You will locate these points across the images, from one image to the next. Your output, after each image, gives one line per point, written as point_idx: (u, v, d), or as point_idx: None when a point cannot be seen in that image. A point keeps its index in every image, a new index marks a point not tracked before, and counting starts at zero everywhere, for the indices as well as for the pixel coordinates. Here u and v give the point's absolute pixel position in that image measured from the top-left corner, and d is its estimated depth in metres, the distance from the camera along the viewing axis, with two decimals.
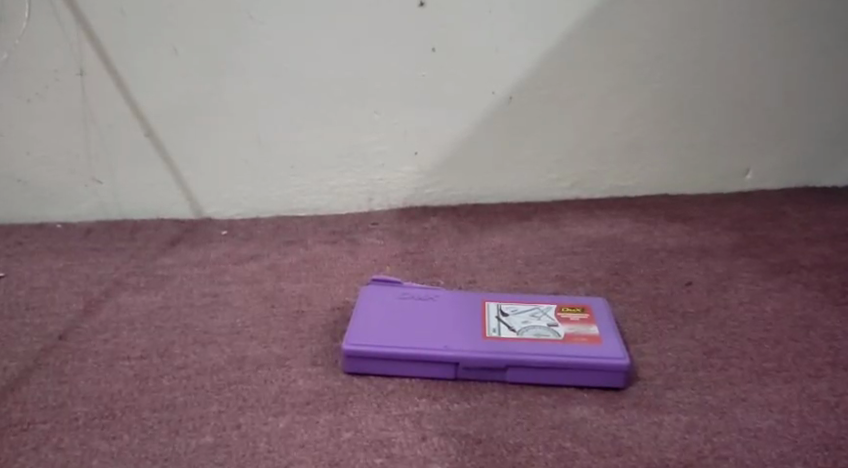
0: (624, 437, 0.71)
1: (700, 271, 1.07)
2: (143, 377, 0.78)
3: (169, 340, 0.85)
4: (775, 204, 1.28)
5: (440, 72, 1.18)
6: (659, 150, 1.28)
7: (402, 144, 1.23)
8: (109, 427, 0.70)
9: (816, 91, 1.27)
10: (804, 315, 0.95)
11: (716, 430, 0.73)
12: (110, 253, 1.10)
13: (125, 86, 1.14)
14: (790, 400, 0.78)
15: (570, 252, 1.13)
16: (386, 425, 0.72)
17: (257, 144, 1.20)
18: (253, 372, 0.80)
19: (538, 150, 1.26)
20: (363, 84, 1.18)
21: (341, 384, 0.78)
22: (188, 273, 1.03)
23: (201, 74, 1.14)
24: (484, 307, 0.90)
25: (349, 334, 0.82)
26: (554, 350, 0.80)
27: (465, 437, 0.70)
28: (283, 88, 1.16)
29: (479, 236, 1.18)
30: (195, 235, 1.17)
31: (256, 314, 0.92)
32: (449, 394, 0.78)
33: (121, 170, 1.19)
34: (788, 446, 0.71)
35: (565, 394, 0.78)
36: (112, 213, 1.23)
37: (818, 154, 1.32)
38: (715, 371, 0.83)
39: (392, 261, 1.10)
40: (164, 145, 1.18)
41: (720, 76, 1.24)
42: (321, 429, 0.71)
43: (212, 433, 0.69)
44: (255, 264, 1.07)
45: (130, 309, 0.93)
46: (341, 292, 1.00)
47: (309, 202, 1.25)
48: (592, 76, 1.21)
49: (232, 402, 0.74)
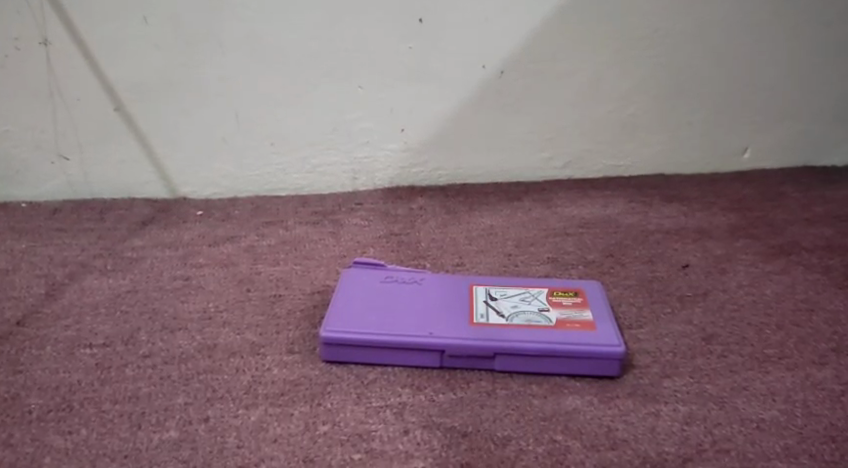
0: (620, 429, 0.67)
1: (698, 254, 1.02)
2: (105, 366, 0.73)
3: (135, 326, 0.80)
4: (774, 184, 1.24)
5: (428, 45, 1.12)
6: (655, 129, 1.23)
7: (387, 122, 1.17)
8: (65, 421, 0.65)
9: (817, 66, 1.22)
10: (806, 299, 0.91)
11: (716, 421, 0.69)
12: (77, 234, 1.04)
13: (93, 57, 1.07)
14: (794, 388, 0.74)
15: (562, 234, 1.08)
16: (366, 418, 0.67)
17: (235, 121, 1.14)
18: (224, 361, 0.74)
19: (529, 128, 1.21)
20: (346, 57, 1.12)
21: (319, 373, 0.73)
22: (160, 255, 0.98)
23: (173, 45, 1.07)
24: (472, 291, 0.85)
25: (328, 319, 0.77)
26: (544, 337, 0.75)
27: (450, 431, 0.66)
28: (263, 60, 1.10)
29: (468, 217, 1.13)
30: (169, 215, 1.11)
31: (230, 299, 0.87)
32: (434, 383, 0.73)
33: (91, 146, 1.13)
34: (793, 438, 0.66)
35: (556, 383, 0.74)
36: (82, 192, 1.17)
37: (817, 133, 1.27)
38: (714, 358, 0.79)
39: (376, 242, 1.05)
40: (136, 121, 1.12)
41: (720, 52, 1.19)
42: (296, 422, 0.66)
43: (177, 427, 0.64)
44: (231, 246, 1.02)
45: (95, 293, 0.87)
46: (322, 275, 0.95)
47: (290, 181, 1.20)
48: (586, 51, 1.16)
49: (200, 393, 0.69)
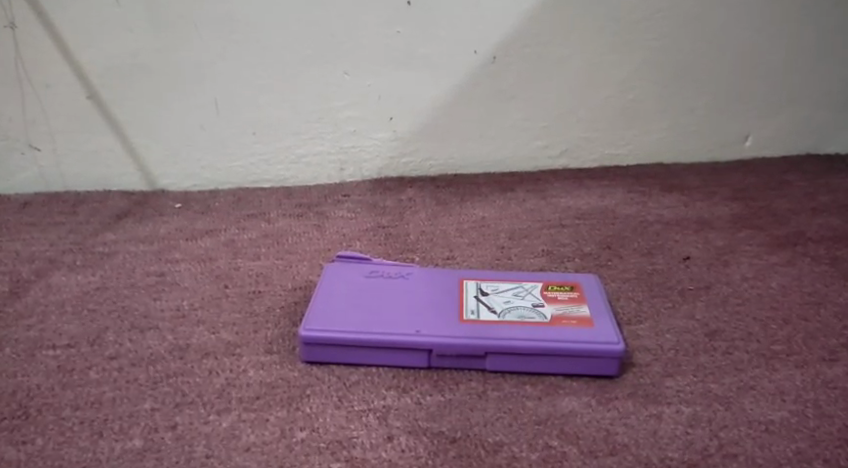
0: (620, 433, 0.62)
1: (699, 245, 0.98)
2: (67, 369, 0.68)
3: (102, 326, 0.75)
4: (777, 172, 1.19)
5: (417, 29, 1.07)
6: (654, 116, 1.19)
7: (375, 110, 1.12)
8: (19, 430, 0.60)
9: (819, 49, 1.17)
10: (813, 292, 0.87)
11: (722, 423, 0.64)
12: (47, 229, 0.99)
13: (63, 41, 1.02)
14: (805, 388, 0.69)
15: (558, 225, 1.03)
16: (347, 423, 0.62)
17: (214, 109, 1.09)
18: (197, 362, 0.70)
19: (523, 116, 1.16)
20: (331, 41, 1.06)
21: (298, 375, 0.69)
22: (133, 250, 0.93)
23: (148, 29, 1.02)
24: (462, 286, 0.80)
25: (308, 317, 0.72)
26: (538, 334, 0.71)
27: (437, 436, 0.61)
28: (242, 45, 1.05)
29: (459, 208, 1.08)
30: (146, 208, 1.06)
31: (206, 296, 0.82)
32: (421, 385, 0.68)
33: (63, 135, 1.08)
34: (805, 441, 0.62)
35: (551, 383, 0.69)
36: (55, 184, 1.12)
37: (819, 120, 1.22)
38: (719, 355, 0.74)
39: (363, 236, 1.00)
40: (110, 108, 1.07)
41: (721, 35, 1.14)
42: (271, 429, 0.61)
43: (142, 435, 0.59)
44: (210, 240, 0.97)
45: (62, 291, 0.82)
46: (305, 270, 0.90)
47: (273, 172, 1.15)
48: (581, 34, 1.11)
49: (169, 398, 0.64)
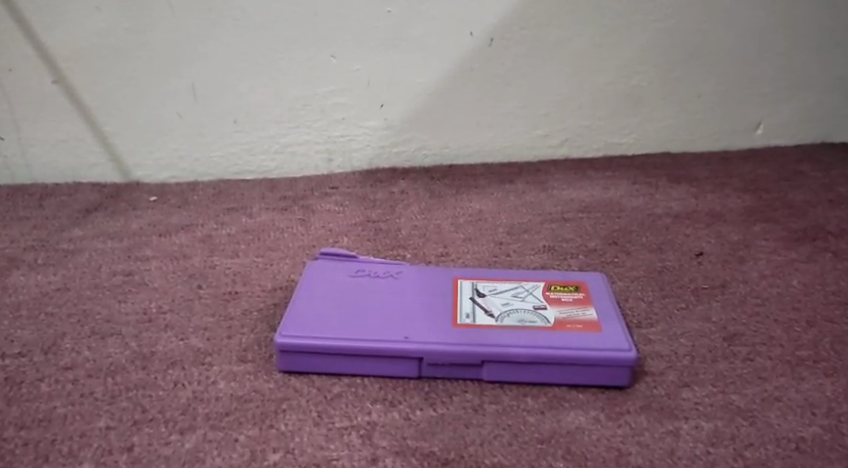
0: (632, 453, 0.55)
1: (712, 240, 0.91)
2: (15, 382, 0.61)
3: (59, 332, 0.68)
4: (791, 162, 1.12)
5: (408, 8, 1.00)
6: (661, 102, 1.11)
7: (365, 96, 1.05)
8: None
9: (835, 31, 1.09)
10: (837, 291, 0.80)
11: (747, 441, 0.57)
12: (10, 224, 0.92)
13: (27, 21, 0.95)
14: (836, 399, 0.62)
15: (560, 219, 0.96)
16: (326, 442, 0.55)
17: (191, 94, 1.01)
18: (161, 373, 0.63)
19: (522, 102, 1.09)
20: (315, 22, 0.99)
21: (274, 387, 0.62)
22: (100, 247, 0.86)
23: (118, 9, 0.95)
24: (457, 287, 0.73)
25: (285, 322, 0.65)
26: (540, 340, 0.64)
27: (428, 458, 0.54)
28: (220, 25, 0.97)
29: (455, 201, 1.01)
30: (118, 202, 0.99)
31: (177, 298, 0.75)
32: (410, 398, 0.61)
33: (29, 123, 1.01)
34: (841, 462, 0.55)
35: (555, 395, 0.62)
36: (22, 176, 1.05)
37: (835, 107, 1.15)
38: (739, 362, 0.67)
39: (351, 231, 0.93)
40: (80, 95, 1.00)
41: (733, 15, 1.07)
42: (240, 450, 0.54)
43: (93, 459, 0.52)
44: (185, 236, 0.89)
45: (19, 292, 0.75)
46: (286, 269, 0.83)
47: (256, 163, 1.07)
48: (584, 14, 1.04)
49: (127, 414, 0.57)
